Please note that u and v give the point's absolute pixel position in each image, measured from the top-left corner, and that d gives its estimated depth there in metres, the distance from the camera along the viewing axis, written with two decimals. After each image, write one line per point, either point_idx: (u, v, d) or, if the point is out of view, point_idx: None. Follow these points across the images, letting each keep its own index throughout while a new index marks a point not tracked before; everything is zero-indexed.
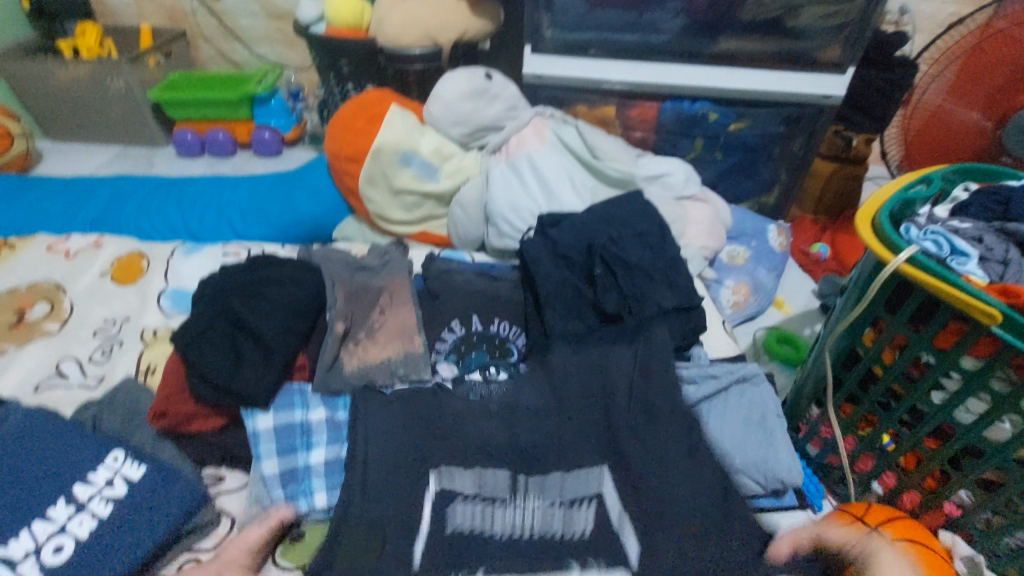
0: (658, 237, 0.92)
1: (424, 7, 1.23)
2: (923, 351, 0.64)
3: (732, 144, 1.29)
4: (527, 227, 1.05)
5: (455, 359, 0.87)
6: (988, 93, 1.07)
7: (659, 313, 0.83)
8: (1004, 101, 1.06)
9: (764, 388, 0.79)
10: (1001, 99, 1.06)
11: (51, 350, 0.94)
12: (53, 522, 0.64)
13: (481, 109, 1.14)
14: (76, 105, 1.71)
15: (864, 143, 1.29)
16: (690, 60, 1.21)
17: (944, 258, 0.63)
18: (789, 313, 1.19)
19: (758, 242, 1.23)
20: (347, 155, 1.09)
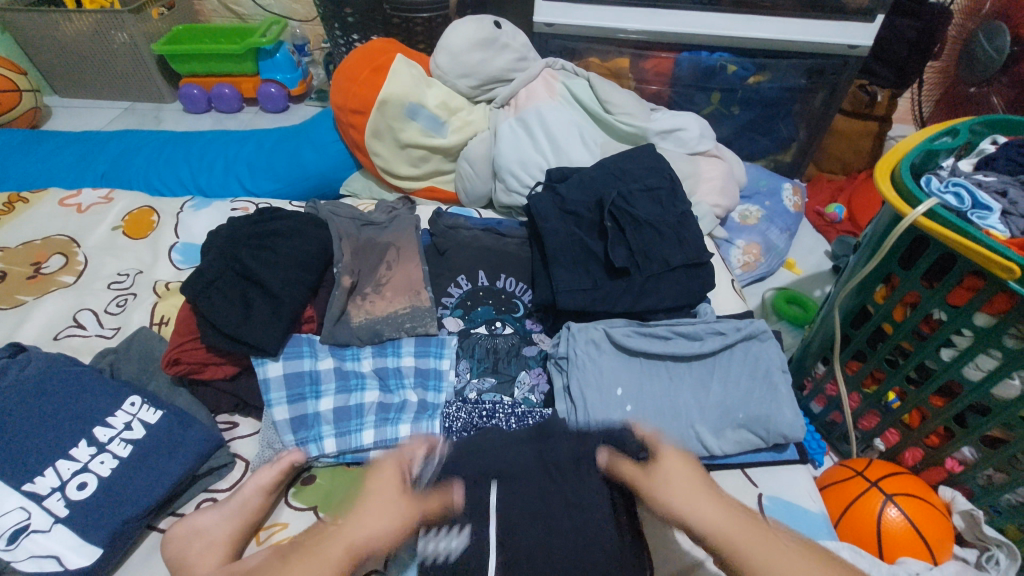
0: (667, 192, 0.90)
1: None
2: (935, 307, 0.63)
3: (750, 97, 1.24)
4: (535, 182, 1.03)
5: (461, 313, 0.87)
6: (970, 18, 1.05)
7: (665, 269, 0.82)
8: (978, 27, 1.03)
9: (771, 344, 0.77)
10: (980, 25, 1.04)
11: (66, 301, 0.96)
12: (77, 461, 0.67)
13: (490, 60, 1.11)
14: (83, 59, 1.69)
15: (887, 100, 1.25)
16: (710, 6, 1.14)
17: (965, 212, 0.61)
18: (800, 274, 1.16)
19: (772, 201, 1.20)
20: (351, 107, 1.06)
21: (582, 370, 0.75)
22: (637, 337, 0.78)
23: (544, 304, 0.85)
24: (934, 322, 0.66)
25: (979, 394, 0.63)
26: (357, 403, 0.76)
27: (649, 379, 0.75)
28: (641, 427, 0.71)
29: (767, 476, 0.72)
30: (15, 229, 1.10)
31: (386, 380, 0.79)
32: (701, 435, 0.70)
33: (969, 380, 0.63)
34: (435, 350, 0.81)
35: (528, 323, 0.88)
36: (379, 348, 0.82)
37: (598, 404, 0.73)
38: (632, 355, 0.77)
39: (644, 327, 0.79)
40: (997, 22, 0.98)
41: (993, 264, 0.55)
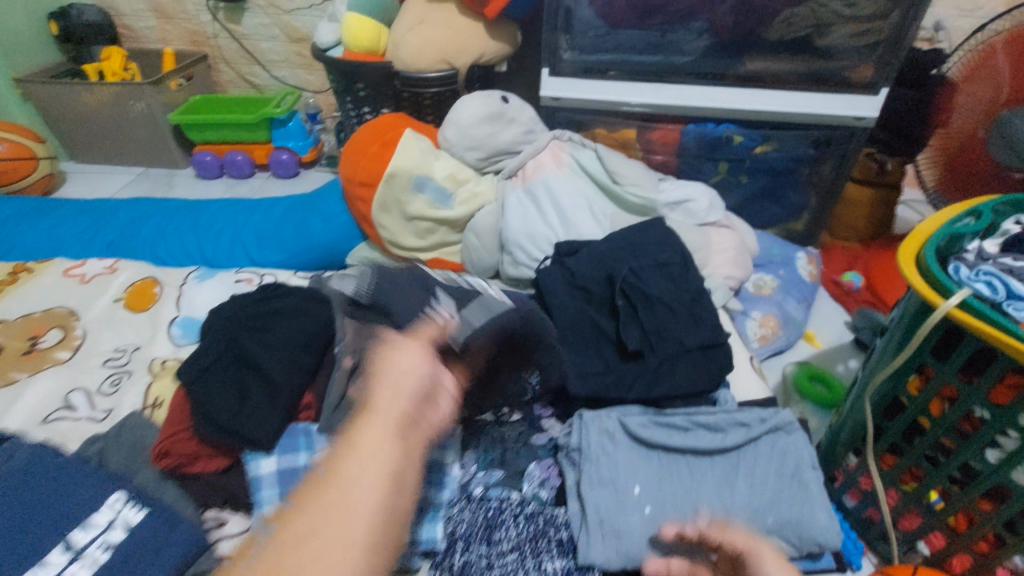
0: (679, 268, 0.88)
1: (441, 29, 1.22)
2: (976, 404, 0.59)
3: (758, 167, 1.23)
4: (543, 255, 1.01)
5: (467, 397, 0.83)
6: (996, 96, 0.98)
7: (682, 351, 0.78)
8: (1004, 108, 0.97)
9: (799, 437, 0.71)
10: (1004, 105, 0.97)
11: (61, 379, 0.93)
12: (49, 568, 0.62)
13: (498, 133, 1.12)
14: (101, 127, 1.73)
15: (898, 168, 1.25)
16: (714, 81, 1.16)
17: (999, 302, 0.58)
18: (820, 347, 1.12)
19: (786, 270, 1.17)
20: (359, 179, 1.07)
21: (594, 465, 0.70)
22: (654, 428, 0.73)
23: (553, 388, 0.81)
24: (975, 419, 0.61)
25: None
26: None
27: (669, 478, 0.70)
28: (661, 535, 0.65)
29: None
30: (18, 300, 1.09)
31: None
32: None
33: (1021, 485, 0.58)
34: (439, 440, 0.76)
35: (537, 407, 0.83)
36: None
37: (614, 505, 0.68)
38: (650, 446, 0.72)
39: (662, 417, 0.74)
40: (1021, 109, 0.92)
41: None
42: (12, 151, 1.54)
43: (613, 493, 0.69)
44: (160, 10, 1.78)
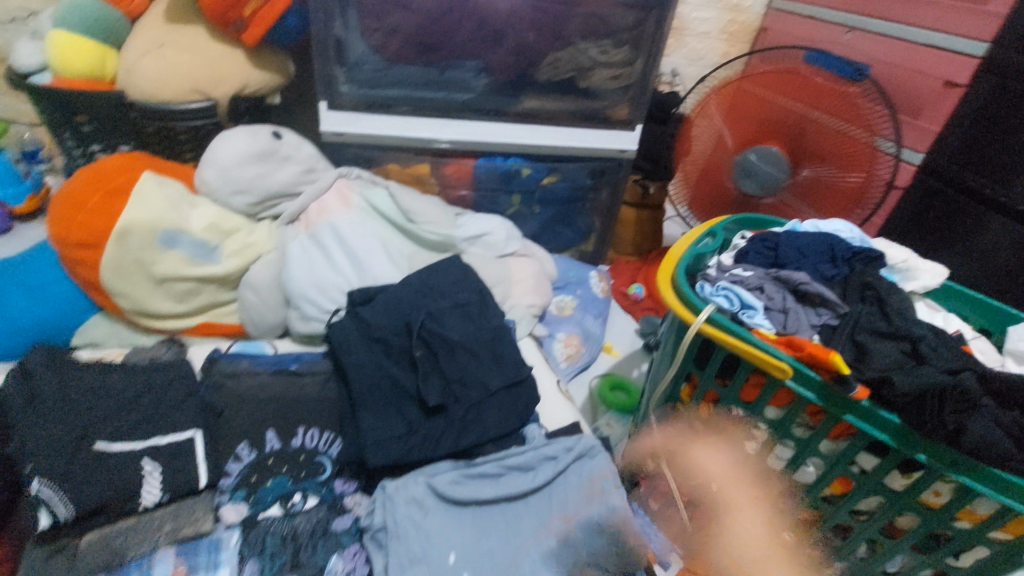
0: (477, 306, 0.86)
1: (186, 53, 1.04)
2: (733, 403, 0.66)
3: (547, 197, 1.31)
4: (335, 307, 0.91)
5: (244, 496, 0.68)
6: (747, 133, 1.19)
7: (486, 395, 0.75)
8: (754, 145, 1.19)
9: (602, 459, 0.73)
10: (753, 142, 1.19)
11: None
12: None
13: (270, 174, 0.99)
14: None
15: (658, 191, 1.44)
16: (496, 117, 1.20)
17: (736, 311, 0.65)
18: (618, 356, 1.22)
19: (582, 290, 1.26)
20: (77, 239, 0.83)
21: (401, 541, 0.62)
22: (465, 483, 0.68)
23: (354, 459, 0.72)
24: None
25: (784, 482, 0.65)
26: None
27: (485, 534, 0.65)
28: None
29: None
30: None
31: None
32: None
33: (774, 468, 0.66)
34: (206, 560, 0.61)
35: (337, 484, 0.72)
36: None
37: None
38: (464, 503, 0.67)
39: (471, 469, 0.69)
40: (770, 149, 1.16)
41: (767, 364, 0.57)
42: None
43: (424, 567, 0.61)
44: None
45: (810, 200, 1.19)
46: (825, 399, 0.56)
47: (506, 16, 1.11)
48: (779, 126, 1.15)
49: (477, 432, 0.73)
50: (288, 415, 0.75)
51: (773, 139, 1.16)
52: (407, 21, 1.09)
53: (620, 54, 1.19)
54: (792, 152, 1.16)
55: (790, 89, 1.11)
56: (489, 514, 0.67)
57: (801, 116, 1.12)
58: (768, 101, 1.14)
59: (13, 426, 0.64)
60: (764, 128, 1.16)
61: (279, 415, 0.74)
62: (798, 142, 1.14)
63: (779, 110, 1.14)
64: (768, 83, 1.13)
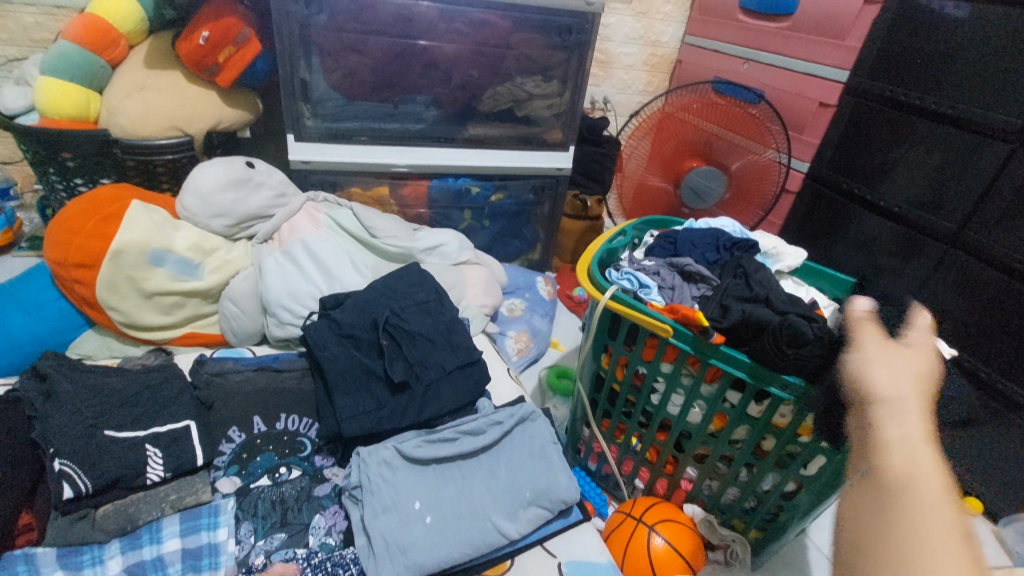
0: (434, 303, 1.00)
1: (166, 96, 1.17)
2: (638, 364, 0.83)
3: (495, 211, 1.48)
4: (309, 311, 1.04)
5: (237, 470, 0.81)
6: (677, 154, 1.39)
7: (442, 374, 0.90)
8: (684, 163, 1.39)
9: (541, 421, 0.88)
10: (683, 161, 1.39)
11: None
12: None
13: (246, 199, 1.12)
14: None
15: (596, 204, 1.61)
16: (447, 143, 1.36)
17: (636, 290, 0.82)
18: (563, 349, 1.37)
19: (530, 293, 1.42)
20: (75, 261, 0.93)
21: (373, 494, 0.75)
22: (425, 446, 0.81)
23: (331, 435, 0.84)
24: (642, 375, 0.85)
25: (681, 424, 0.81)
26: None
27: (445, 486, 0.79)
28: (443, 538, 0.73)
29: (564, 543, 0.78)
30: None
31: None
32: (498, 525, 0.75)
33: (673, 415, 0.82)
34: (207, 521, 0.72)
35: (318, 459, 0.85)
36: (130, 540, 0.70)
37: (399, 526, 0.73)
38: (426, 460, 0.80)
39: (431, 435, 0.83)
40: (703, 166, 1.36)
41: (655, 326, 0.74)
42: None
43: (393, 513, 0.74)
44: None
45: (733, 206, 1.44)
46: (697, 349, 0.74)
47: (447, 57, 1.30)
48: (704, 146, 1.36)
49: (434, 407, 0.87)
50: (272, 402, 0.87)
51: (700, 157, 1.38)
52: (362, 62, 1.27)
53: (550, 87, 1.39)
54: (716, 166, 1.38)
55: (709, 116, 1.34)
56: (448, 471, 0.80)
57: (716, 139, 1.35)
58: (690, 126, 1.36)
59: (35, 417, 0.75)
60: (693, 148, 1.37)
61: (264, 403, 0.87)
62: (720, 158, 1.35)
63: (700, 133, 1.35)
64: (689, 112, 1.35)
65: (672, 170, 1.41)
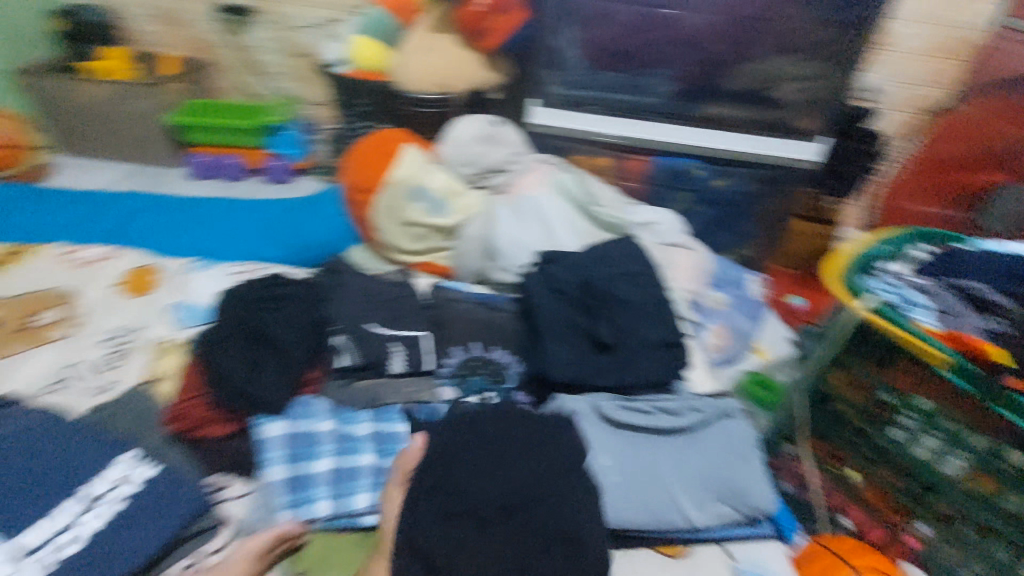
0: (647, 276, 0.99)
1: (441, 58, 1.34)
2: (885, 391, 0.75)
3: (716, 198, 1.36)
4: (529, 263, 1.13)
5: (456, 382, 0.94)
6: (971, 163, 1.28)
7: (647, 346, 0.90)
8: (981, 174, 1.27)
9: (743, 423, 0.84)
10: (979, 171, 1.27)
11: (56, 356, 0.96)
12: (63, 519, 0.66)
13: (490, 153, 1.24)
14: (92, 123, 1.75)
15: (834, 208, 1.39)
16: (678, 121, 1.36)
17: (903, 306, 0.74)
18: (767, 358, 1.25)
19: (737, 289, 1.32)
20: (362, 186, 1.20)
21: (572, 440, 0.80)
22: (623, 410, 0.83)
23: (534, 376, 0.92)
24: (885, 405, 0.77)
25: (929, 471, 0.73)
26: (352, 466, 0.79)
27: (635, 453, 0.80)
28: (629, 502, 0.75)
29: (744, 549, 0.77)
30: (12, 281, 1.11)
31: (381, 445, 0.82)
32: (682, 509, 0.75)
33: (918, 458, 0.73)
34: (427, 416, 0.88)
35: (518, 394, 0.94)
36: (375, 412, 0.87)
37: (587, 477, 0.77)
38: (620, 422, 0.82)
39: (629, 402, 0.84)
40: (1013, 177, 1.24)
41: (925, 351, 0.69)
42: None
43: (584, 462, 0.78)
44: (165, 18, 1.81)
45: None
46: (980, 388, 0.66)
47: (696, 31, 1.29)
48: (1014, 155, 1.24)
49: (630, 377, 0.88)
50: (486, 334, 0.97)
51: (997, 168, 1.26)
52: (613, 33, 1.32)
53: (808, 68, 1.29)
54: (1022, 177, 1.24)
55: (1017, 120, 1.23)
56: (640, 441, 0.81)
57: None
58: (998, 131, 1.24)
59: (324, 298, 0.96)
60: (997, 153, 1.25)
61: (480, 332, 0.97)
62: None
63: (1007, 142, 1.24)
64: (992, 114, 1.25)
65: (970, 180, 1.28)
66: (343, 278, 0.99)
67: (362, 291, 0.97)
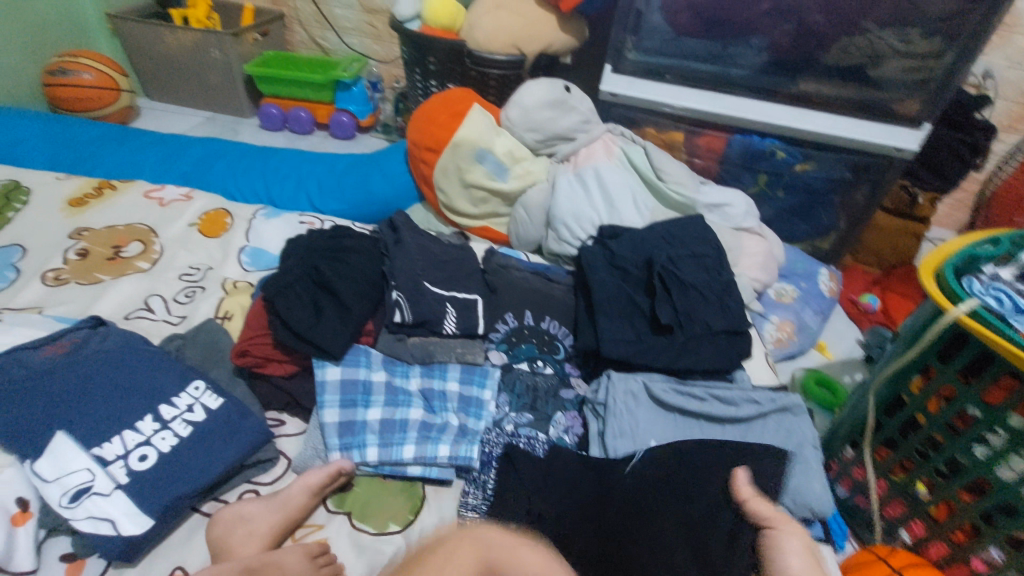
0: (713, 260, 0.94)
1: (514, 17, 1.29)
2: (971, 404, 0.67)
3: (796, 184, 1.30)
4: (587, 236, 1.10)
5: (505, 348, 0.93)
6: None
7: (707, 332, 0.86)
8: None
9: (804, 420, 0.81)
10: None
11: (139, 286, 1.03)
12: (140, 433, 0.72)
13: (558, 119, 1.20)
14: (176, 69, 1.82)
15: (929, 203, 1.30)
16: (767, 97, 1.25)
17: (1007, 313, 0.64)
18: (831, 358, 1.18)
19: (807, 283, 1.24)
20: (427, 144, 1.19)
21: (619, 418, 0.78)
22: (674, 394, 0.81)
23: (586, 350, 0.90)
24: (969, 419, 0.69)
25: (1011, 494, 0.65)
26: (404, 418, 0.81)
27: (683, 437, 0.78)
28: None
29: None
30: (103, 213, 1.19)
31: (431, 401, 0.85)
32: None
33: (999, 479, 0.66)
34: (479, 379, 0.87)
35: (567, 366, 0.93)
36: (426, 369, 0.88)
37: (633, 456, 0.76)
38: (671, 406, 0.80)
39: (683, 387, 0.82)
40: None
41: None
42: (99, 81, 1.67)
43: (629, 441, 0.77)
44: None
45: None
46: None
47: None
48: None
49: (687, 362, 0.85)
50: (540, 303, 0.96)
51: None
52: None
53: (923, 45, 1.14)
54: None
55: None
56: (690, 426, 0.79)
57: None
58: None
59: (383, 253, 0.97)
60: None
61: (535, 301, 0.96)
62: None
63: None
64: None
65: None
66: (403, 236, 1.00)
67: (422, 250, 0.98)
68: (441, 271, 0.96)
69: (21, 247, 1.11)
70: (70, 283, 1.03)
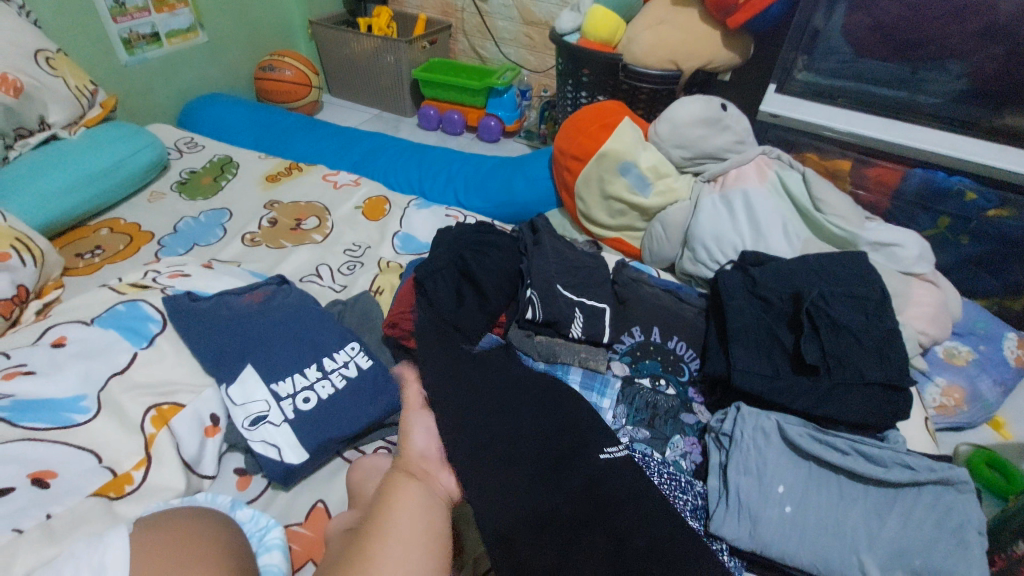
0: (874, 304, 0.85)
1: (676, 31, 1.28)
2: None
3: (986, 230, 1.12)
4: (727, 261, 1.06)
5: (628, 361, 0.94)
6: None
7: (858, 381, 0.79)
8: None
9: (971, 499, 0.69)
10: None
11: (313, 254, 1.20)
12: (306, 378, 0.84)
13: (710, 137, 1.16)
14: (357, 70, 2.07)
15: None
16: (960, 129, 1.10)
17: None
18: (1010, 439, 1.00)
19: (987, 347, 1.07)
20: (573, 153, 1.22)
21: (745, 453, 0.75)
22: (811, 440, 0.75)
23: (715, 376, 0.87)
24: None
25: None
26: None
27: (815, 489, 0.72)
28: (801, 533, 0.68)
29: None
30: (291, 190, 1.40)
31: None
32: (865, 566, 0.66)
33: None
34: (599, 386, 0.88)
35: (690, 390, 0.91)
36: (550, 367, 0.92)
37: (756, 495, 0.72)
38: (807, 450, 0.74)
39: (821, 435, 0.76)
40: None
41: None
42: (297, 78, 1.95)
43: (754, 479, 0.73)
44: None
45: None
46: None
47: (1016, 17, 1.00)
48: None
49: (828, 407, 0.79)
50: (669, 322, 0.95)
51: None
52: (894, 12, 1.10)
53: None
54: None
55: None
56: (827, 476, 0.73)
57: None
58: None
59: (523, 251, 1.03)
60: None
61: (663, 320, 0.96)
62: None
63: None
64: None
65: None
66: (542, 238, 1.04)
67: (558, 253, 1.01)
68: (573, 276, 0.99)
69: (229, 211, 1.34)
70: (262, 245, 1.23)
